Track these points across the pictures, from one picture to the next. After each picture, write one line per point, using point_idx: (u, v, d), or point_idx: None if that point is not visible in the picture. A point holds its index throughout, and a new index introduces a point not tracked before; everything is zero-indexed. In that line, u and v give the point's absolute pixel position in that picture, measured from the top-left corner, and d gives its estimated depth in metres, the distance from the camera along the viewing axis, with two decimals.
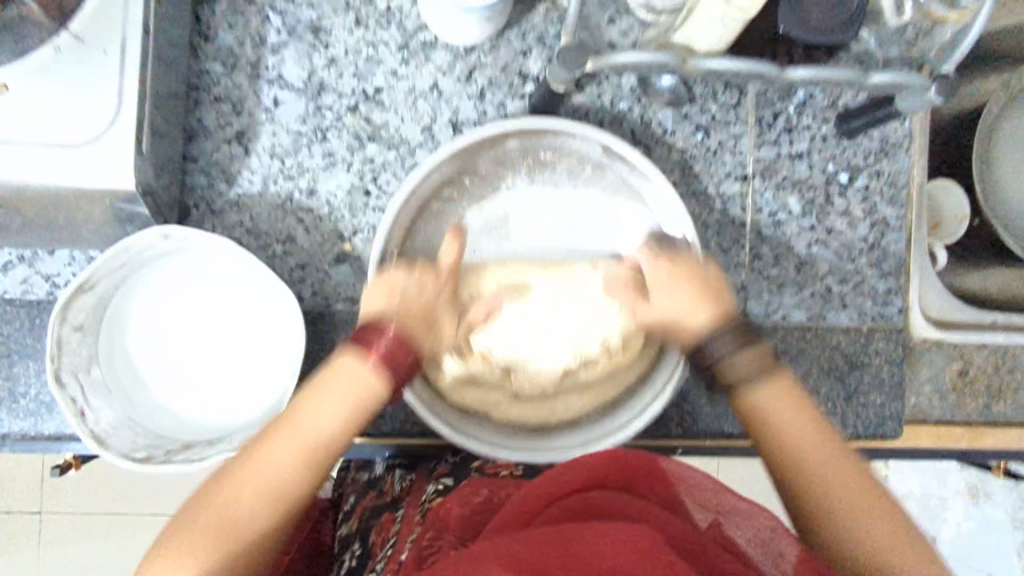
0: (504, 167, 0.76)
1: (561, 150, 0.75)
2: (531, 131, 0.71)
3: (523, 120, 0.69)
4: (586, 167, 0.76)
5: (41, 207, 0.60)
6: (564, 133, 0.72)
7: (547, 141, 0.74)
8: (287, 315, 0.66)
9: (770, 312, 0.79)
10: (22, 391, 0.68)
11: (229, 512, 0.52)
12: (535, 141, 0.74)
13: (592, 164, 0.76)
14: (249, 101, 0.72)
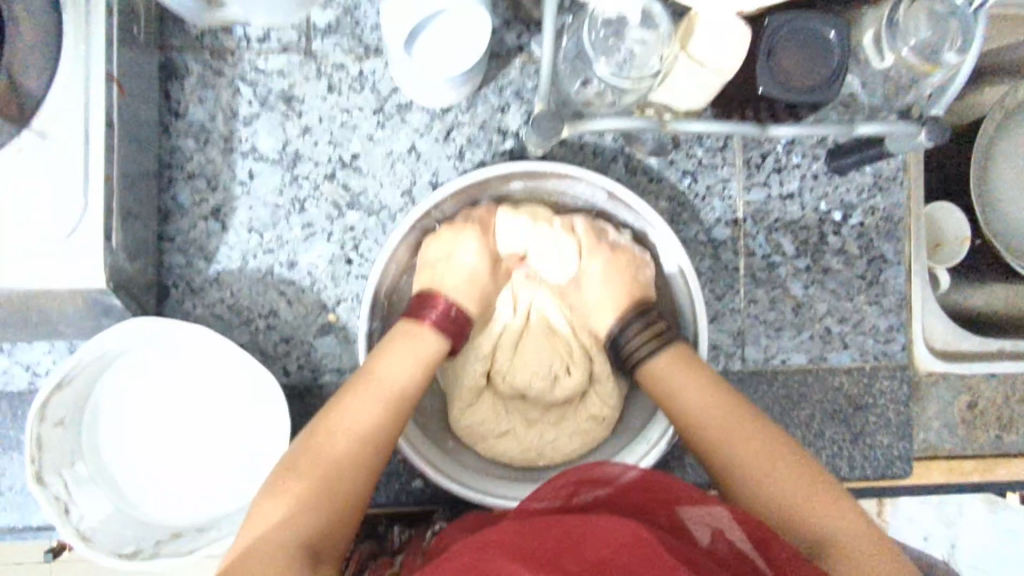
0: None
1: (563, 195, 0.73)
2: (532, 175, 0.70)
3: (522, 163, 0.68)
4: (592, 212, 0.75)
5: (14, 306, 0.59)
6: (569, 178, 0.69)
7: (550, 185, 0.71)
8: (269, 397, 0.64)
9: (768, 358, 0.77)
10: (9, 484, 0.67)
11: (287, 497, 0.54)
12: (539, 185, 0.71)
13: (597, 212, 0.74)
14: (224, 175, 0.70)
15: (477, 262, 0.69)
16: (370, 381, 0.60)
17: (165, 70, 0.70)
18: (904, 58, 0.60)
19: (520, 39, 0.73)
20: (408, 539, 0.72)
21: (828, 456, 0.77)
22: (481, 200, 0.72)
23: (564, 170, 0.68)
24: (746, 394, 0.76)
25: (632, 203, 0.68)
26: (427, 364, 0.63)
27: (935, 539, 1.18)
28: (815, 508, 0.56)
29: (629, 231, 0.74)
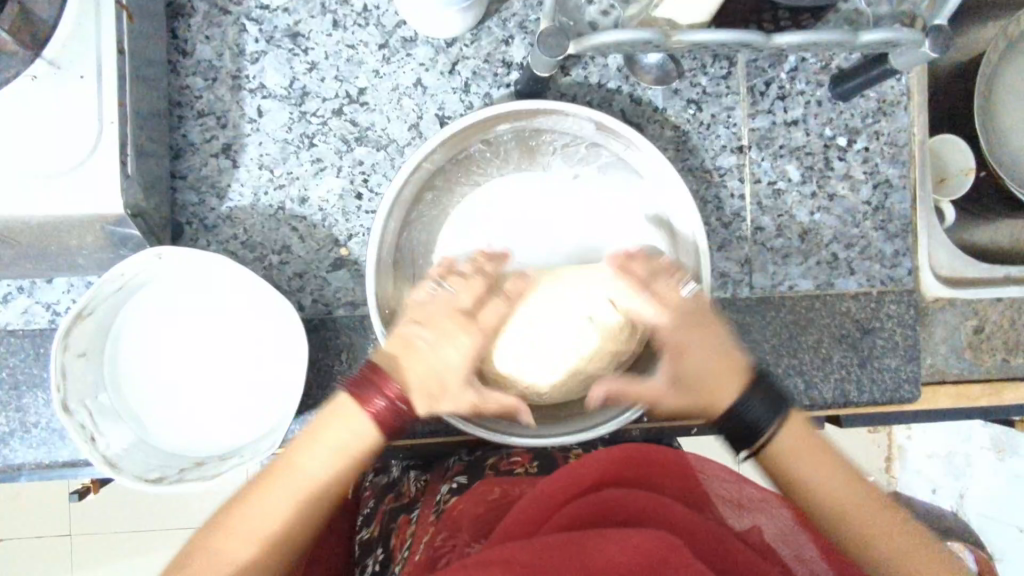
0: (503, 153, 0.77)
1: (553, 131, 0.74)
2: (520, 113, 0.70)
3: (507, 104, 0.68)
4: (581, 146, 0.76)
5: (33, 236, 0.60)
6: (555, 113, 0.70)
7: (537, 123, 0.73)
8: (285, 327, 0.65)
9: (776, 284, 0.77)
10: (34, 421, 0.69)
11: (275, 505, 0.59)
12: (527, 123, 0.73)
13: (586, 144, 0.76)
14: (233, 112, 0.71)
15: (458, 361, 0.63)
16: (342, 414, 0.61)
17: (172, 9, 0.70)
18: None
19: None
20: (425, 486, 0.78)
21: (837, 380, 0.78)
22: (466, 143, 0.73)
23: (551, 106, 0.69)
24: (756, 320, 0.77)
25: (617, 129, 0.69)
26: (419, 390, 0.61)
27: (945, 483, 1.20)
28: (863, 514, 0.61)
29: (622, 161, 0.75)
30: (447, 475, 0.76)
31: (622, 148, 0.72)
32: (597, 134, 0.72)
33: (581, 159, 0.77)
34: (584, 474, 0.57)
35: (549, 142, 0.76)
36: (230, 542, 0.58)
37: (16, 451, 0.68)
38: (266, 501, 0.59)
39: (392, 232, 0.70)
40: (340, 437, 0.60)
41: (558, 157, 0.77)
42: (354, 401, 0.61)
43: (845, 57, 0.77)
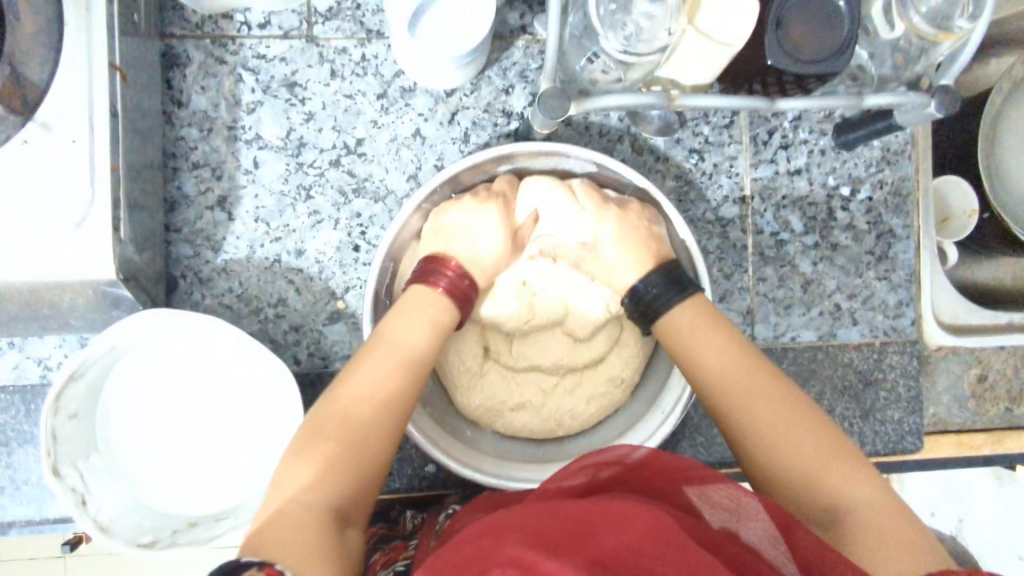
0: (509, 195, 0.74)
1: (556, 169, 0.72)
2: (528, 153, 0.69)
3: (524, 144, 0.67)
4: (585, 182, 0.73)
5: (23, 300, 0.59)
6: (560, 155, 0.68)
7: (539, 163, 0.71)
8: (281, 387, 0.64)
9: (778, 335, 0.77)
10: (23, 478, 0.68)
11: (352, 416, 0.56)
12: (530, 163, 0.71)
13: (589, 181, 0.73)
14: (229, 164, 0.70)
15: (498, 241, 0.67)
16: (387, 342, 0.59)
17: (167, 59, 0.69)
18: (916, 27, 0.60)
19: (522, 19, 0.72)
20: (421, 523, 0.70)
21: None
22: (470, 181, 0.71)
23: (559, 149, 0.67)
24: None
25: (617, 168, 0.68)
26: (442, 330, 0.61)
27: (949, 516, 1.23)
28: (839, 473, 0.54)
29: (625, 197, 0.72)
30: (443, 508, 0.71)
31: (622, 197, 0.71)
32: (600, 172, 0.71)
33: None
34: (598, 478, 0.51)
35: (550, 179, 0.74)
36: (324, 440, 0.54)
37: (6, 508, 0.67)
38: (360, 386, 0.57)
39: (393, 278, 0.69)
40: (421, 315, 0.61)
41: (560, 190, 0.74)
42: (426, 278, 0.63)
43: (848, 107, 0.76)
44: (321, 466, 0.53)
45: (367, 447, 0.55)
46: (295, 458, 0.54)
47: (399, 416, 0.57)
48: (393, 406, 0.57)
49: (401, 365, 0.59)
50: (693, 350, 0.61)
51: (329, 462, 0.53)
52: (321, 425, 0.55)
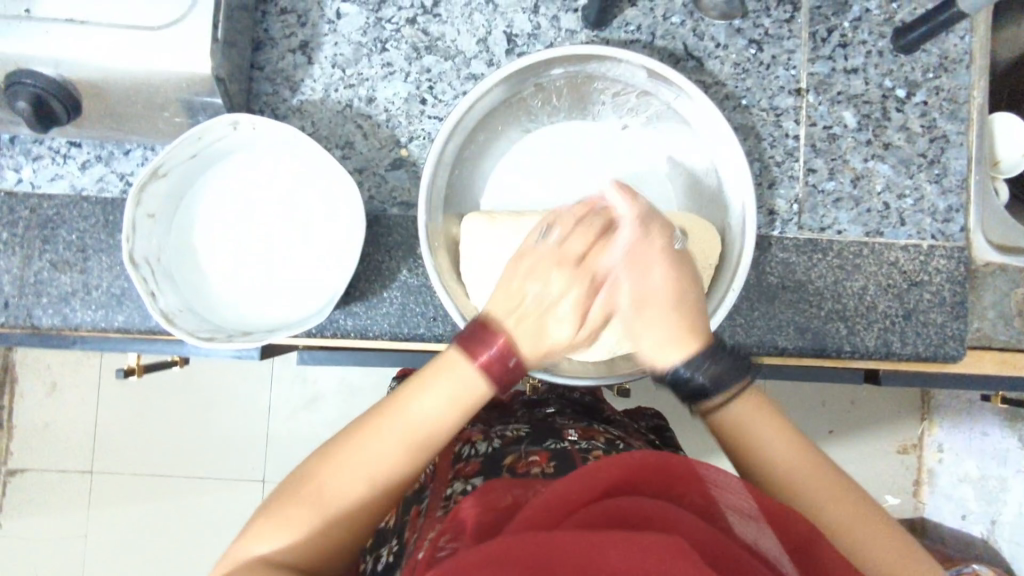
0: (570, 94, 0.77)
1: (605, 79, 0.74)
2: (580, 58, 0.71)
3: (579, 48, 0.69)
4: (633, 97, 0.76)
5: (122, 94, 0.64)
6: (609, 59, 0.71)
7: (591, 68, 0.73)
8: (343, 213, 0.68)
9: (824, 228, 0.78)
10: (95, 284, 0.72)
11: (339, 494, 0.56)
12: (582, 70, 0.73)
13: (637, 93, 0.76)
14: (313, 13, 0.75)
15: (569, 317, 0.64)
16: (379, 424, 0.58)
17: None
18: None
19: None
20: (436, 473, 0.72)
21: (881, 329, 0.77)
22: (524, 88, 0.74)
23: (614, 53, 0.69)
24: (801, 261, 0.77)
25: (667, 76, 0.70)
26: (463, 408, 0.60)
27: (975, 510, 1.32)
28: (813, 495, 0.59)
29: (669, 111, 0.76)
30: (461, 471, 0.69)
31: (658, 110, 0.76)
32: (648, 82, 0.73)
33: (632, 109, 0.78)
34: (596, 480, 0.46)
35: (600, 92, 0.77)
36: (314, 497, 0.56)
37: (77, 310, 0.71)
38: (378, 444, 0.57)
39: (450, 156, 0.72)
40: (452, 389, 0.60)
41: (608, 107, 0.79)
42: (466, 358, 0.60)
43: (908, 11, 0.78)
44: (339, 488, 0.56)
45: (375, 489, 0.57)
46: (283, 503, 0.56)
47: (406, 471, 0.58)
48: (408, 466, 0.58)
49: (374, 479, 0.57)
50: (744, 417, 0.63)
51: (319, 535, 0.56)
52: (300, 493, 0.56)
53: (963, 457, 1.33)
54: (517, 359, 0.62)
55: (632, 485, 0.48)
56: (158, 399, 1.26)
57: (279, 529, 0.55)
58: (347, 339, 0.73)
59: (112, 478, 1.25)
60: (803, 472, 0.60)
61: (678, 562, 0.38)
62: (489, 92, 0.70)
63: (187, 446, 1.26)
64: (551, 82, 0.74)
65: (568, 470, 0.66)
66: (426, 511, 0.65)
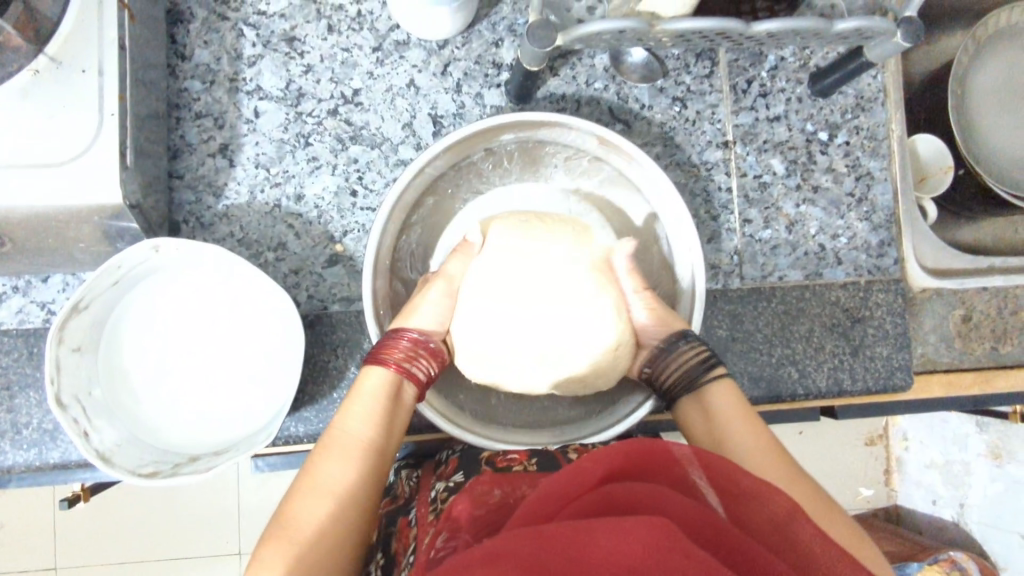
0: (518, 158, 0.76)
1: (555, 142, 0.74)
2: (529, 126, 0.70)
3: (526, 115, 0.67)
4: (584, 159, 0.76)
5: (30, 230, 0.61)
6: (558, 128, 0.70)
7: (540, 134, 0.72)
8: (282, 322, 0.66)
9: (766, 275, 0.79)
10: (24, 422, 0.68)
11: (307, 522, 0.54)
12: (532, 135, 0.73)
13: (589, 157, 0.76)
14: (230, 114, 0.73)
15: (367, 432, 0.60)
16: (329, 441, 0.59)
17: (172, 16, 0.72)
18: None
19: None
20: (418, 485, 0.70)
21: (831, 369, 0.78)
22: (472, 152, 0.74)
23: (561, 121, 0.68)
24: (747, 312, 0.78)
25: (616, 144, 0.69)
26: (392, 414, 0.62)
27: (944, 497, 1.36)
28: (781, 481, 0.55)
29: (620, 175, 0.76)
30: (442, 474, 0.67)
31: (605, 174, 0.77)
32: (600, 149, 0.73)
33: (585, 172, 0.77)
34: (586, 474, 0.45)
35: (552, 156, 0.77)
36: (286, 536, 0.53)
37: (7, 453, 0.67)
38: (326, 468, 0.57)
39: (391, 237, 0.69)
40: (370, 401, 0.60)
41: (561, 167, 0.77)
42: (379, 367, 0.63)
43: (821, 56, 0.80)
44: (314, 517, 0.55)
45: (342, 510, 0.56)
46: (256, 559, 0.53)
47: (360, 483, 0.58)
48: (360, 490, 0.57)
49: (335, 497, 0.56)
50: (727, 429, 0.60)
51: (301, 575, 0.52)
52: (281, 533, 0.54)
53: (927, 450, 1.37)
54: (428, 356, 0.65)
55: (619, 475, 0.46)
56: (114, 497, 1.20)
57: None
58: (301, 444, 0.71)
59: None
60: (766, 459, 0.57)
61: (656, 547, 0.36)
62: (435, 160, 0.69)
63: (152, 543, 1.20)
64: (501, 144, 0.74)
65: (550, 461, 0.65)
66: (416, 520, 0.63)
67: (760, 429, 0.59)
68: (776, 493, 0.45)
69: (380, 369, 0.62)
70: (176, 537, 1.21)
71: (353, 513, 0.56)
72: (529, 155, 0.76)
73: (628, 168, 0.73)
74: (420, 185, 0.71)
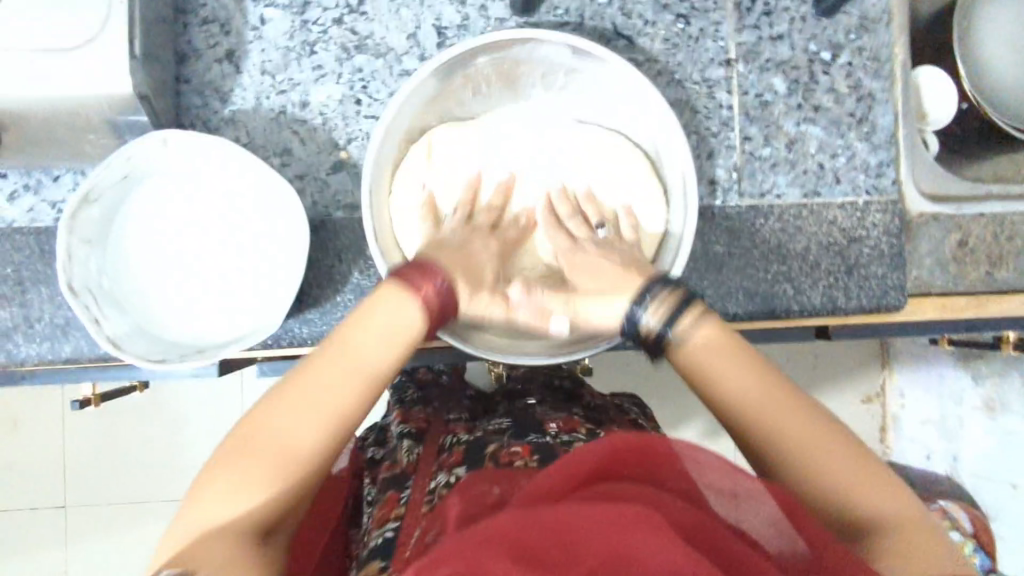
0: (496, 74, 0.74)
1: (530, 62, 0.73)
2: (500, 48, 0.69)
3: (497, 34, 0.67)
4: (560, 74, 0.74)
5: (43, 120, 0.62)
6: (530, 43, 0.69)
7: (515, 53, 0.71)
8: (288, 220, 0.68)
9: (764, 193, 0.80)
10: (36, 316, 0.70)
11: (285, 433, 0.49)
12: (505, 57, 0.71)
13: (564, 72, 0.74)
14: (237, 21, 0.73)
15: (386, 354, 0.54)
16: (339, 352, 0.53)
17: None
18: None
19: None
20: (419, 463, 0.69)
21: (826, 286, 0.79)
22: (452, 79, 0.72)
23: (534, 36, 0.67)
24: (745, 228, 0.79)
25: (593, 52, 0.68)
26: (407, 342, 0.55)
27: (937, 450, 1.36)
28: (813, 454, 0.50)
29: (599, 84, 0.74)
30: (444, 462, 0.66)
31: (579, 77, 0.74)
32: (573, 60, 0.71)
33: (561, 87, 0.77)
34: (581, 465, 0.46)
35: (528, 75, 0.75)
36: (258, 443, 0.48)
37: (21, 346, 0.69)
38: (319, 381, 0.51)
39: (389, 148, 0.70)
40: (390, 323, 0.54)
41: (539, 85, 0.77)
42: (399, 286, 0.56)
43: None
44: (297, 424, 0.49)
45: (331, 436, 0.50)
46: (234, 444, 0.49)
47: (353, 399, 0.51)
48: (354, 403, 0.51)
49: (330, 415, 0.50)
50: (726, 388, 0.53)
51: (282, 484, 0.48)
52: (249, 444, 0.48)
53: (923, 402, 1.38)
54: (451, 291, 0.59)
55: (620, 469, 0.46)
56: (121, 426, 1.23)
57: (228, 492, 0.47)
58: (305, 346, 0.73)
59: (82, 512, 1.22)
60: (781, 413, 0.51)
61: (637, 536, 0.38)
62: (417, 88, 0.68)
63: (157, 473, 1.23)
64: (476, 69, 0.72)
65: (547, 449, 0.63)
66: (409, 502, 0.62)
67: (761, 381, 0.53)
68: (774, 489, 0.46)
69: (400, 284, 0.56)
70: (182, 467, 1.24)
71: (337, 432, 0.50)
72: (506, 74, 0.74)
73: (608, 77, 0.72)
74: (414, 110, 0.71)
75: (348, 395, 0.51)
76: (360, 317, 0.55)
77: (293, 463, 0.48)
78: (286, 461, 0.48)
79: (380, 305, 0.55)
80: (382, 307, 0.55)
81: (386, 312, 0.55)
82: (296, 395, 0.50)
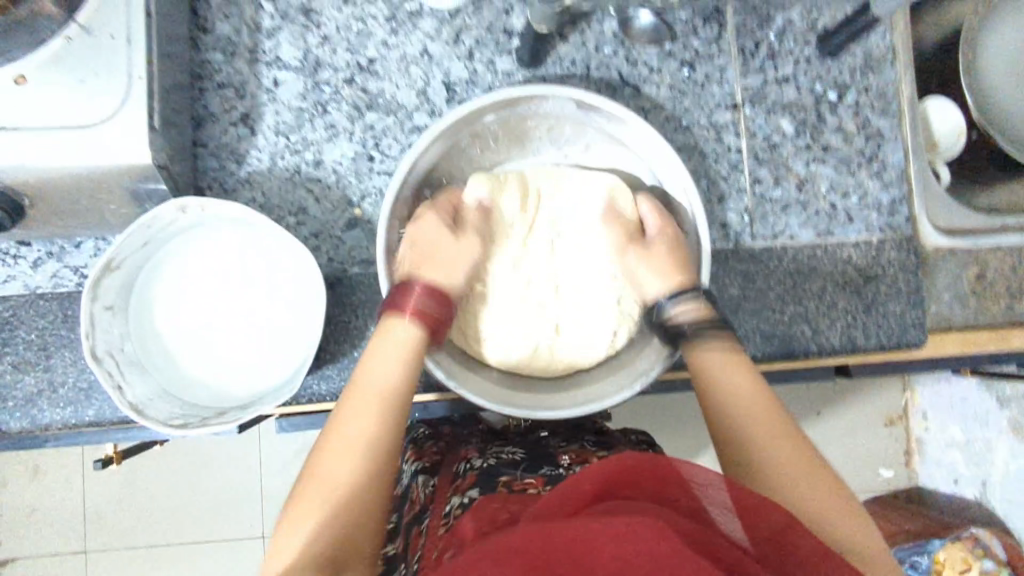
0: (503, 130, 0.75)
1: (537, 116, 0.74)
2: (507, 103, 0.70)
3: (502, 92, 0.68)
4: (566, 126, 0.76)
5: (66, 192, 0.63)
6: (535, 99, 0.70)
7: (520, 110, 0.72)
8: (304, 279, 0.68)
9: (777, 234, 0.80)
10: (61, 381, 0.71)
11: (329, 479, 0.56)
12: (512, 112, 0.72)
13: (570, 123, 0.75)
14: (251, 84, 0.75)
15: (394, 367, 0.61)
16: (357, 386, 0.60)
17: None
18: None
19: None
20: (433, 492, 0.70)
21: (844, 325, 0.79)
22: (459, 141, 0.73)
23: (541, 91, 0.69)
24: (759, 270, 0.79)
25: (599, 106, 0.70)
26: (415, 357, 0.62)
27: (965, 475, 1.33)
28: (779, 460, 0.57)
29: (605, 134, 0.75)
30: (458, 487, 0.66)
31: (585, 130, 0.76)
32: (579, 113, 0.72)
33: (568, 138, 0.78)
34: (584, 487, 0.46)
35: (534, 128, 0.76)
36: (313, 495, 0.55)
37: (45, 411, 0.70)
38: (348, 425, 0.58)
39: (401, 206, 0.71)
40: (394, 343, 0.62)
41: (546, 140, 0.78)
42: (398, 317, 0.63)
43: (829, 17, 0.81)
44: (341, 468, 0.56)
45: (361, 472, 0.56)
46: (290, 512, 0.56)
47: (386, 438, 0.58)
48: (379, 453, 0.57)
49: (357, 452, 0.57)
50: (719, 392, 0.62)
51: (332, 526, 0.55)
52: (305, 496, 0.56)
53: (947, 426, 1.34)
54: (440, 299, 0.65)
55: (625, 488, 0.47)
56: (141, 474, 1.23)
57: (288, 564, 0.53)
58: (323, 403, 0.73)
59: (103, 562, 1.22)
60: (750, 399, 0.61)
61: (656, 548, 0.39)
62: (427, 149, 0.70)
63: (178, 520, 1.24)
64: (482, 128, 0.73)
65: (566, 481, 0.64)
66: (427, 529, 0.63)
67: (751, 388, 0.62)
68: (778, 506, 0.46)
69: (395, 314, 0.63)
70: (202, 513, 1.24)
71: (377, 480, 0.57)
72: (514, 132, 0.76)
73: (611, 126, 0.73)
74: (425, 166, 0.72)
75: (380, 428, 0.58)
76: (379, 341, 0.62)
77: (342, 515, 0.55)
78: (343, 510, 0.55)
79: (378, 350, 0.62)
80: (398, 331, 0.62)
81: (383, 354, 0.61)
82: (335, 440, 0.58)
